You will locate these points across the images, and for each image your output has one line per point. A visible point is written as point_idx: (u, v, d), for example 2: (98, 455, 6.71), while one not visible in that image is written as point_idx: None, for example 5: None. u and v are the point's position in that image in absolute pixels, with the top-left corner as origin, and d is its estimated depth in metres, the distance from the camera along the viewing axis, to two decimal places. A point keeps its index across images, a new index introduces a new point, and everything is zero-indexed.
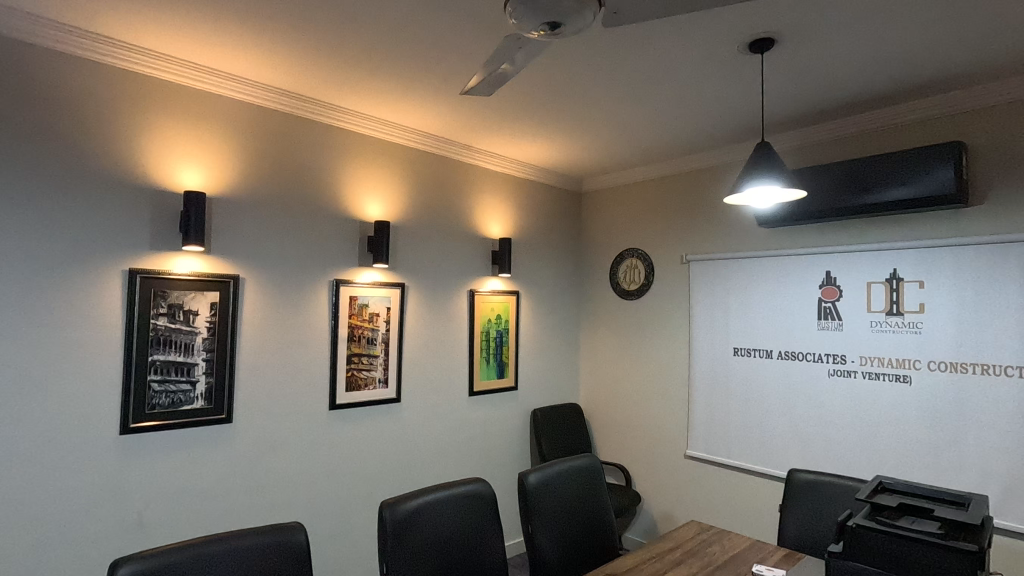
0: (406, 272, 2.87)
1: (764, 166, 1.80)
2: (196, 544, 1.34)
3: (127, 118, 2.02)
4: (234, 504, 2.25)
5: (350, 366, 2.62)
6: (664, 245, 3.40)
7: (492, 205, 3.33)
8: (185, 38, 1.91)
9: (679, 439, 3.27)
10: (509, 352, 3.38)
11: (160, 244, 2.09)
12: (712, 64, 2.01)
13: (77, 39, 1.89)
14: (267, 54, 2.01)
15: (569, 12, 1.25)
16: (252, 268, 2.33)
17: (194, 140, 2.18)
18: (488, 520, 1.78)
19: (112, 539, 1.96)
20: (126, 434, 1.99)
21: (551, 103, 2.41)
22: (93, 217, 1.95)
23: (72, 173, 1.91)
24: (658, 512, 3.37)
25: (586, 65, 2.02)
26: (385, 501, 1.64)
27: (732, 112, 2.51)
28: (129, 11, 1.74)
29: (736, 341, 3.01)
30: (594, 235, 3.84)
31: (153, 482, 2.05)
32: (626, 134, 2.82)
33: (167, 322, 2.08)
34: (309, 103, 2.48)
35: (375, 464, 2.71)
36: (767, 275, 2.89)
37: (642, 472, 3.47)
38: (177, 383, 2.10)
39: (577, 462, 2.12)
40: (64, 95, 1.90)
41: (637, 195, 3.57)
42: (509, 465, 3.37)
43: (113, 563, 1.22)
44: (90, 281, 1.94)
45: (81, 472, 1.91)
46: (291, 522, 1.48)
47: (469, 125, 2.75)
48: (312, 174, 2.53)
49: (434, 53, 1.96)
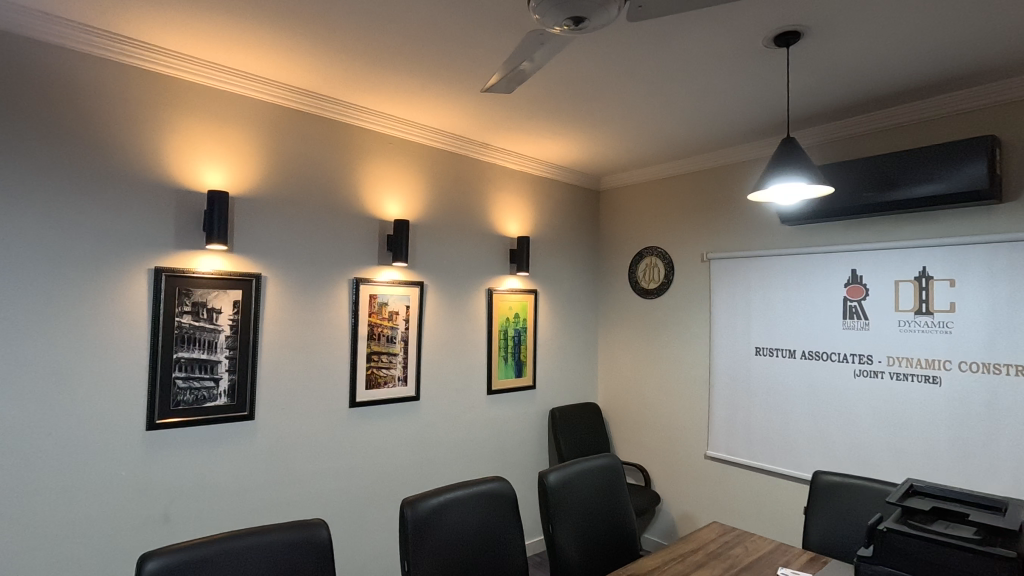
0: (425, 270, 2.88)
1: (790, 162, 1.76)
2: (222, 537, 1.36)
3: (153, 120, 2.06)
4: (257, 500, 2.28)
5: (370, 364, 2.64)
6: (684, 244, 3.37)
7: (511, 204, 3.33)
8: (208, 39, 1.93)
9: (699, 440, 3.23)
10: (527, 351, 3.38)
11: (184, 243, 2.12)
12: (735, 58, 1.98)
13: (104, 42, 1.93)
14: (287, 54, 2.03)
15: (592, 7, 1.24)
16: (274, 266, 2.35)
17: (217, 140, 2.21)
18: (508, 519, 1.78)
19: (139, 533, 2.00)
20: (152, 429, 2.03)
21: (570, 100, 2.40)
22: (121, 217, 1.99)
23: (100, 174, 1.95)
24: (678, 513, 3.33)
25: (606, 61, 2.01)
26: (406, 498, 1.64)
27: (755, 108, 2.47)
28: (153, 13, 1.77)
29: (758, 341, 2.97)
30: (613, 233, 3.82)
31: (178, 477, 2.08)
32: (646, 131, 2.79)
33: (191, 320, 2.11)
34: (328, 103, 2.49)
35: (395, 461, 2.72)
36: (790, 274, 2.84)
37: (661, 472, 3.43)
38: (201, 380, 2.13)
39: (597, 461, 2.11)
40: (92, 97, 1.94)
41: (657, 193, 3.54)
42: (527, 464, 3.36)
43: (142, 555, 1.25)
44: (117, 279, 1.98)
45: (109, 467, 1.95)
46: (314, 519, 1.50)
47: (488, 123, 2.74)
48: (332, 173, 2.55)
49: (454, 51, 1.97)
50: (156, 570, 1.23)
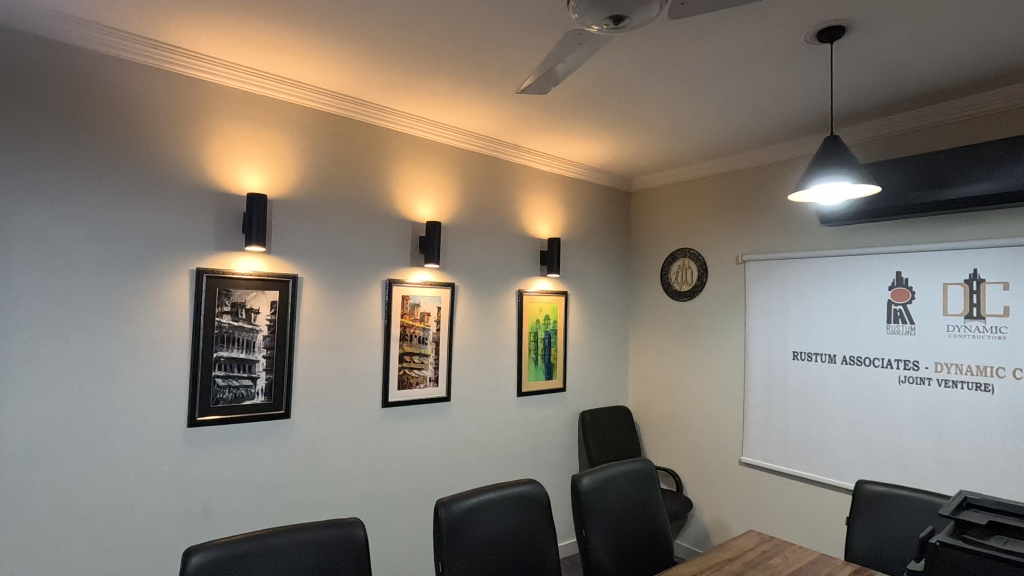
0: (456, 272, 2.89)
1: (834, 161, 1.70)
2: (263, 534, 1.38)
3: (195, 125, 2.12)
4: (292, 498, 2.31)
5: (402, 364, 2.66)
6: (718, 245, 3.31)
7: (542, 204, 3.32)
8: (249, 45, 1.98)
9: (733, 445, 3.16)
10: (557, 354, 3.36)
11: (224, 245, 2.17)
12: (775, 54, 1.93)
13: (150, 51, 2.00)
14: (325, 59, 2.06)
15: (633, 5, 1.22)
16: (309, 267, 2.39)
17: (255, 143, 2.26)
18: (541, 523, 1.77)
19: (180, 527, 2.05)
20: (193, 426, 2.08)
21: (604, 100, 2.37)
22: (164, 220, 2.05)
23: (145, 178, 2.01)
24: (711, 520, 3.27)
25: (641, 60, 1.98)
26: (440, 499, 1.64)
27: (794, 105, 2.41)
28: (197, 21, 1.82)
29: (795, 345, 2.89)
30: (644, 235, 3.78)
31: (217, 473, 2.13)
32: (680, 130, 2.75)
33: (230, 320, 2.16)
34: (363, 106, 2.52)
35: (426, 462, 2.73)
36: (830, 276, 2.76)
37: (693, 478, 3.37)
38: (239, 379, 2.18)
39: (631, 466, 2.08)
40: (138, 104, 2.00)
41: (690, 194, 3.49)
42: (557, 467, 3.34)
43: (186, 550, 1.28)
44: (160, 280, 2.04)
45: (152, 462, 2.00)
46: (350, 518, 1.50)
47: (520, 124, 2.73)
48: (367, 176, 2.58)
49: (488, 53, 1.97)
50: (200, 565, 1.26)
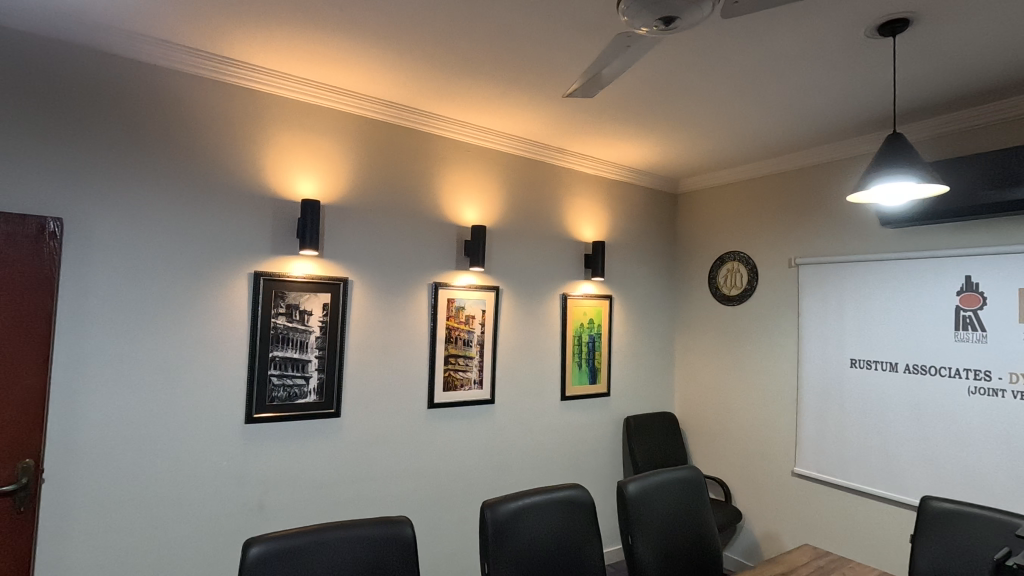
0: (501, 275, 2.92)
1: (896, 160, 1.63)
2: (316, 528, 1.43)
3: (254, 135, 2.22)
4: (342, 494, 2.38)
5: (447, 366, 2.70)
6: (770, 248, 3.21)
7: (586, 207, 3.30)
8: (305, 57, 2.06)
9: (785, 455, 3.05)
10: (601, 358, 3.33)
11: (279, 249, 2.26)
12: (832, 50, 1.86)
13: (214, 65, 2.11)
14: (377, 68, 2.12)
15: (683, 5, 1.22)
16: (360, 271, 2.46)
17: (310, 151, 2.35)
18: (587, 528, 1.75)
19: (237, 519, 2.15)
20: (249, 423, 2.17)
21: (651, 102, 2.34)
22: (225, 225, 2.16)
23: (208, 186, 2.12)
24: (762, 532, 3.16)
25: (689, 60, 1.95)
26: (486, 501, 1.66)
27: (853, 102, 2.31)
28: (257, 35, 1.90)
29: (853, 352, 2.77)
30: (691, 238, 3.70)
31: (271, 469, 2.22)
32: (729, 130, 2.68)
33: (285, 321, 2.25)
34: (411, 113, 2.58)
35: (470, 463, 2.76)
36: (891, 280, 2.63)
37: (742, 487, 3.28)
38: (293, 378, 2.26)
39: (679, 473, 2.04)
40: (203, 116, 2.12)
41: (740, 196, 3.41)
42: (601, 473, 3.31)
43: (247, 540, 1.34)
44: (221, 282, 2.15)
45: (213, 456, 2.10)
46: (399, 516, 1.53)
47: (565, 128, 2.73)
48: (414, 181, 2.64)
49: (535, 58, 1.98)
50: (259, 555, 1.32)
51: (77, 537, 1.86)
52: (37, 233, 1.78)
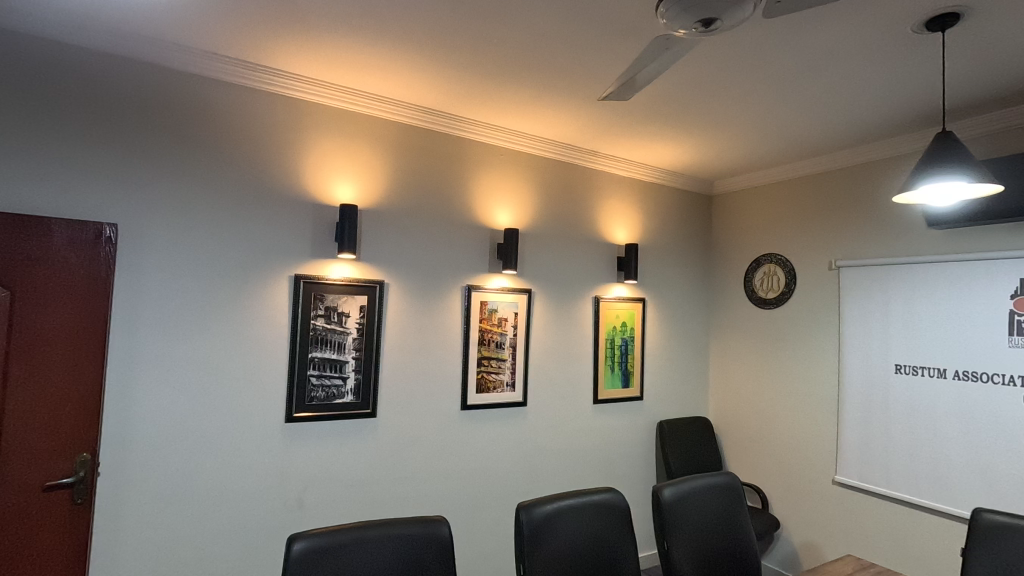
0: (533, 278, 2.93)
1: (944, 159, 1.57)
2: (356, 526, 1.46)
3: (295, 141, 2.29)
4: (377, 494, 2.42)
5: (480, 368, 2.72)
6: (809, 250, 3.13)
7: (619, 210, 3.29)
8: (343, 64, 2.11)
9: (825, 463, 2.97)
10: (634, 361, 3.30)
11: (319, 253, 2.33)
12: (877, 46, 1.81)
13: (257, 74, 2.18)
14: (413, 74, 2.16)
15: (725, 6, 1.21)
16: (395, 273, 2.51)
17: (347, 157, 2.40)
18: (621, 532, 1.74)
19: (278, 515, 2.21)
20: (290, 422, 2.23)
21: (685, 103, 2.32)
22: (267, 230, 2.23)
23: (251, 192, 2.20)
24: (801, 542, 3.08)
25: (726, 60, 1.92)
26: (522, 503, 1.67)
27: (898, 99, 2.24)
28: (300, 45, 1.96)
29: (898, 358, 2.68)
30: (726, 240, 3.65)
31: (310, 467, 2.27)
32: (766, 129, 2.63)
33: (324, 322, 2.31)
34: (446, 118, 2.61)
35: (503, 465, 2.77)
36: (938, 283, 2.54)
37: (780, 495, 3.20)
38: (331, 378, 2.32)
39: (716, 479, 2.01)
40: (247, 124, 2.20)
41: (777, 196, 3.34)
42: (634, 477, 3.28)
43: (290, 537, 1.38)
44: (263, 285, 2.22)
45: (256, 453, 2.17)
46: (436, 516, 1.56)
47: (598, 130, 2.72)
48: (449, 185, 2.67)
49: (570, 62, 1.99)
50: (301, 551, 1.36)
51: (128, 530, 1.94)
52: (95, 238, 1.87)
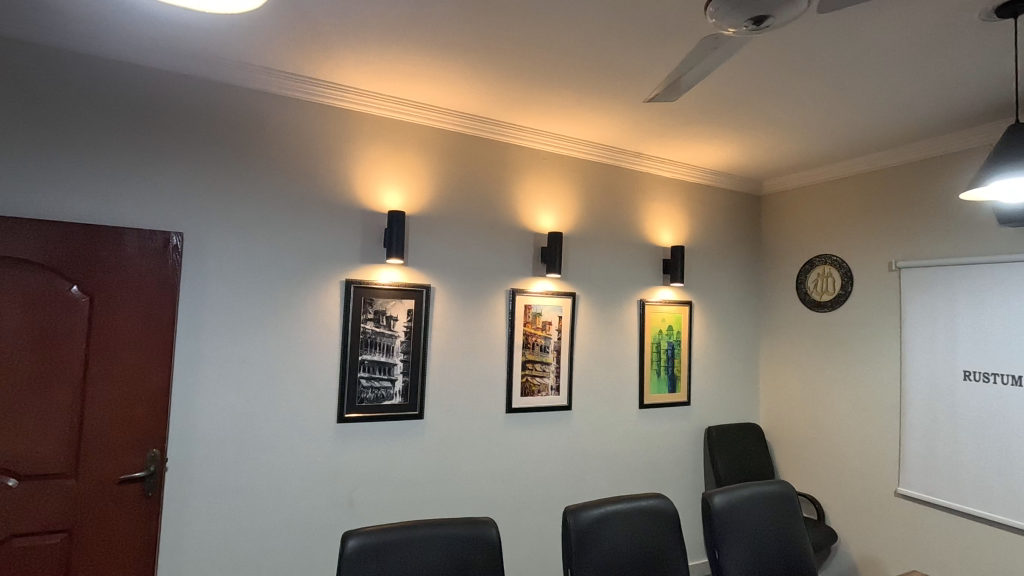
0: (577, 281, 2.92)
1: (1016, 154, 1.48)
2: (406, 525, 1.50)
3: (345, 151, 2.37)
4: (425, 495, 2.47)
5: (525, 372, 2.73)
6: (867, 251, 3.00)
7: (664, 211, 3.24)
8: (390, 74, 2.17)
9: (886, 474, 2.84)
10: (681, 366, 3.24)
11: (368, 259, 2.40)
12: (941, 36, 1.72)
13: (310, 87, 2.27)
14: (458, 82, 2.20)
15: (776, 4, 1.20)
16: (441, 278, 2.55)
17: (394, 164, 2.47)
18: (670, 539, 1.72)
19: (330, 513, 2.28)
20: (341, 422, 2.31)
21: (733, 102, 2.27)
22: (319, 237, 2.31)
23: (304, 200, 2.29)
24: (860, 555, 2.95)
25: (777, 57, 1.87)
26: (569, 507, 1.67)
27: (964, 90, 2.12)
28: (352, 58, 2.04)
29: (966, 364, 2.53)
30: (777, 241, 3.53)
31: (361, 467, 2.34)
32: (819, 126, 2.54)
33: (373, 326, 2.38)
34: (491, 124, 2.65)
35: (548, 469, 2.77)
36: (1011, 285, 2.38)
37: (837, 506, 3.07)
38: (380, 381, 2.38)
39: (768, 487, 1.95)
40: (300, 136, 2.29)
41: (831, 195, 3.22)
42: (682, 484, 3.21)
43: (345, 533, 1.42)
44: (316, 290, 2.30)
45: (309, 452, 2.25)
46: (483, 517, 1.58)
47: (642, 132, 2.70)
48: (493, 190, 2.70)
49: (615, 65, 1.99)
50: (355, 548, 1.40)
51: (194, 522, 2.05)
52: (162, 245, 1.98)
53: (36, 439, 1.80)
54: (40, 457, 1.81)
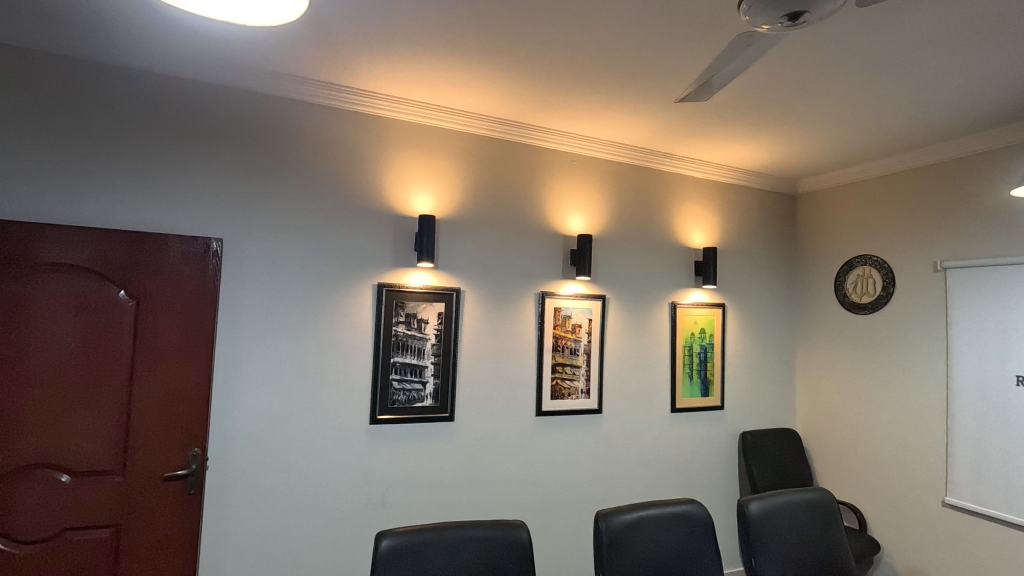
0: (607, 284, 2.90)
1: None
2: (438, 526, 1.51)
3: (377, 157, 2.41)
4: (455, 496, 2.48)
5: (555, 375, 2.72)
6: (910, 251, 2.89)
7: (695, 212, 3.19)
8: (421, 80, 2.20)
9: (932, 482, 2.73)
10: (714, 369, 3.18)
11: (399, 263, 2.43)
12: (989, 27, 1.65)
13: (343, 95, 2.32)
14: (488, 86, 2.22)
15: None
16: (471, 281, 2.57)
17: (425, 169, 2.50)
18: (704, 546, 1.69)
19: (363, 513, 2.32)
20: (374, 423, 2.34)
21: (767, 100, 2.22)
22: (352, 242, 2.35)
23: (337, 206, 2.33)
24: (905, 567, 2.83)
25: (813, 53, 1.82)
26: (600, 511, 1.65)
27: (1015, 82, 2.03)
28: (383, 65, 2.07)
29: (1019, 368, 2.41)
30: (814, 242, 3.44)
31: (393, 468, 2.37)
32: (858, 123, 2.46)
33: (404, 329, 2.41)
34: (520, 127, 2.66)
35: (578, 472, 2.75)
36: None
37: (880, 515, 2.97)
38: (412, 383, 2.41)
39: (806, 495, 1.90)
40: (333, 143, 2.34)
41: (871, 194, 3.12)
42: (715, 490, 3.14)
43: (379, 533, 1.44)
44: (349, 294, 2.34)
45: (343, 453, 2.29)
46: (514, 520, 1.58)
47: (672, 132, 2.66)
48: (522, 193, 2.71)
49: (646, 65, 1.96)
50: (389, 548, 1.42)
51: (233, 520, 2.11)
52: (203, 251, 2.04)
53: (87, 438, 1.89)
54: (91, 454, 1.89)
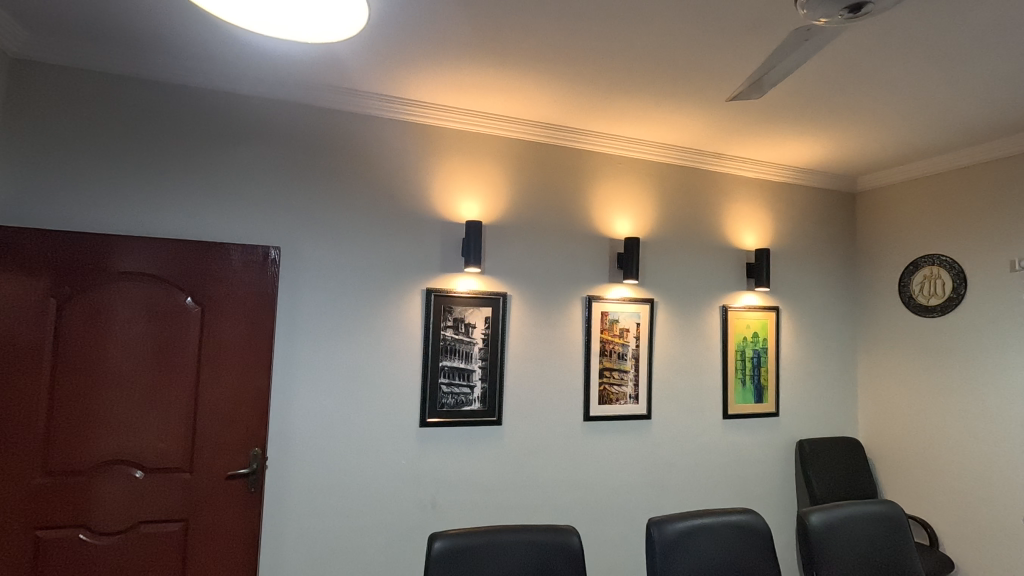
0: (655, 287, 2.85)
1: None
2: (490, 530, 1.52)
3: (424, 164, 2.46)
4: (504, 500, 2.49)
5: (603, 380, 2.70)
6: (984, 249, 2.72)
7: (746, 213, 3.10)
8: (467, 88, 2.23)
9: (1012, 496, 2.56)
10: (768, 375, 3.07)
11: (448, 268, 2.47)
12: None
13: (391, 105, 2.38)
14: (533, 91, 2.23)
15: None
16: (518, 286, 2.58)
17: (471, 175, 2.53)
18: (762, 557, 1.63)
19: (414, 515, 2.35)
20: (424, 426, 2.38)
21: (824, 95, 2.14)
22: (402, 248, 2.41)
23: (387, 213, 2.39)
24: None
25: (874, 46, 1.75)
26: (653, 518, 1.62)
27: None
28: (431, 75, 2.12)
29: None
30: (875, 242, 3.27)
31: (443, 470, 2.40)
32: (922, 116, 2.34)
33: (452, 333, 2.44)
34: (565, 131, 2.65)
35: (627, 479, 2.71)
36: None
37: (953, 531, 2.79)
38: (460, 387, 2.44)
39: (873, 508, 1.80)
40: (383, 152, 2.40)
41: (938, 190, 2.95)
42: (772, 499, 3.03)
43: (432, 534, 1.47)
44: (399, 299, 2.39)
45: (394, 455, 2.34)
46: (566, 525, 1.58)
47: (721, 132, 2.60)
48: (567, 196, 2.70)
49: (695, 64, 1.94)
50: (442, 550, 1.44)
51: (293, 517, 2.20)
52: (263, 259, 2.13)
53: (158, 436, 2.00)
54: (162, 452, 2.00)
